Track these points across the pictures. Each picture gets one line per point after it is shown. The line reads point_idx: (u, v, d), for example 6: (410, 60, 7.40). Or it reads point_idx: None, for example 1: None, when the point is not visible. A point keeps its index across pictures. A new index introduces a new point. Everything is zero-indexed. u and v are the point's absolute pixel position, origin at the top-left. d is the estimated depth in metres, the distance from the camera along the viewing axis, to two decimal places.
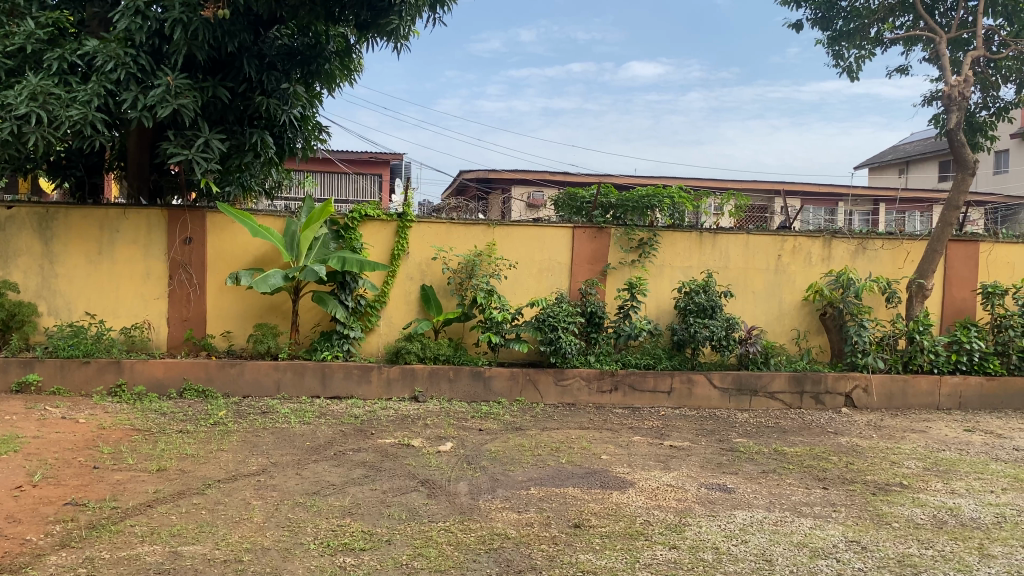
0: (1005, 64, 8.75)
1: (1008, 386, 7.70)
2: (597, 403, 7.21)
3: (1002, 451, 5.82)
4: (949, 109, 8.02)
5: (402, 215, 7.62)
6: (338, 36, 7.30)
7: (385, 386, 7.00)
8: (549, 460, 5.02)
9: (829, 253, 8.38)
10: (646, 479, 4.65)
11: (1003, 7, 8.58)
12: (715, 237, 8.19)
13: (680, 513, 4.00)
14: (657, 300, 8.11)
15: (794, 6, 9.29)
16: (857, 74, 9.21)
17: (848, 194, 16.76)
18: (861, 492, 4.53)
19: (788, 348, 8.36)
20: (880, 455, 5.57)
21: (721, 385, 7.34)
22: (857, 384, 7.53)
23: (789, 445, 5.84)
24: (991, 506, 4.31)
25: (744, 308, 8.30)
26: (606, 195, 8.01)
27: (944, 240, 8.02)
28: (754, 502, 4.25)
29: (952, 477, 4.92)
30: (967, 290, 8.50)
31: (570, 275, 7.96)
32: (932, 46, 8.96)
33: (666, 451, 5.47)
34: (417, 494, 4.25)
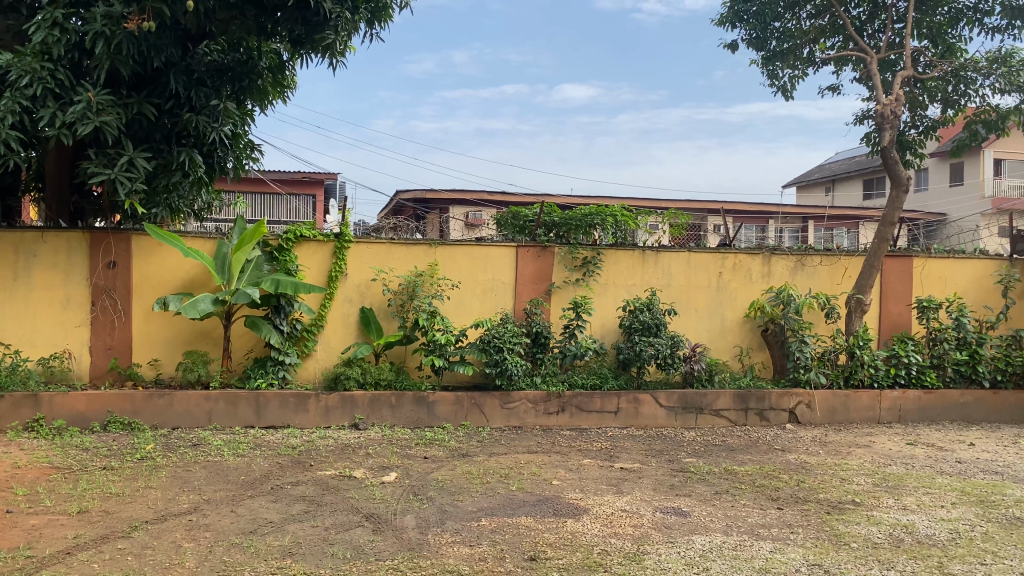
0: (931, 84, 9.00)
1: (944, 398, 7.85)
2: (544, 426, 7.06)
3: (946, 464, 5.88)
4: (882, 127, 8.17)
5: (340, 235, 7.38)
6: (270, 52, 7.03)
7: (324, 414, 6.73)
8: (499, 488, 4.85)
9: (769, 270, 8.46)
10: (599, 505, 4.51)
11: (928, 29, 8.87)
12: (657, 255, 8.18)
13: (637, 540, 3.86)
14: (602, 318, 8.03)
15: (729, 26, 9.38)
16: (791, 93, 9.36)
17: (778, 212, 17.12)
18: (815, 511, 4.47)
19: (731, 364, 8.37)
20: (830, 472, 5.55)
21: (667, 404, 7.28)
22: (800, 400, 7.56)
23: (739, 464, 5.79)
24: (945, 521, 4.30)
25: (687, 326, 8.28)
26: (549, 213, 7.91)
27: (880, 255, 8.18)
28: (711, 526, 4.15)
29: (902, 493, 4.91)
30: (903, 304, 8.67)
31: (515, 295, 7.83)
32: (862, 66, 9.17)
33: (618, 474, 5.35)
34: (362, 530, 4.02)
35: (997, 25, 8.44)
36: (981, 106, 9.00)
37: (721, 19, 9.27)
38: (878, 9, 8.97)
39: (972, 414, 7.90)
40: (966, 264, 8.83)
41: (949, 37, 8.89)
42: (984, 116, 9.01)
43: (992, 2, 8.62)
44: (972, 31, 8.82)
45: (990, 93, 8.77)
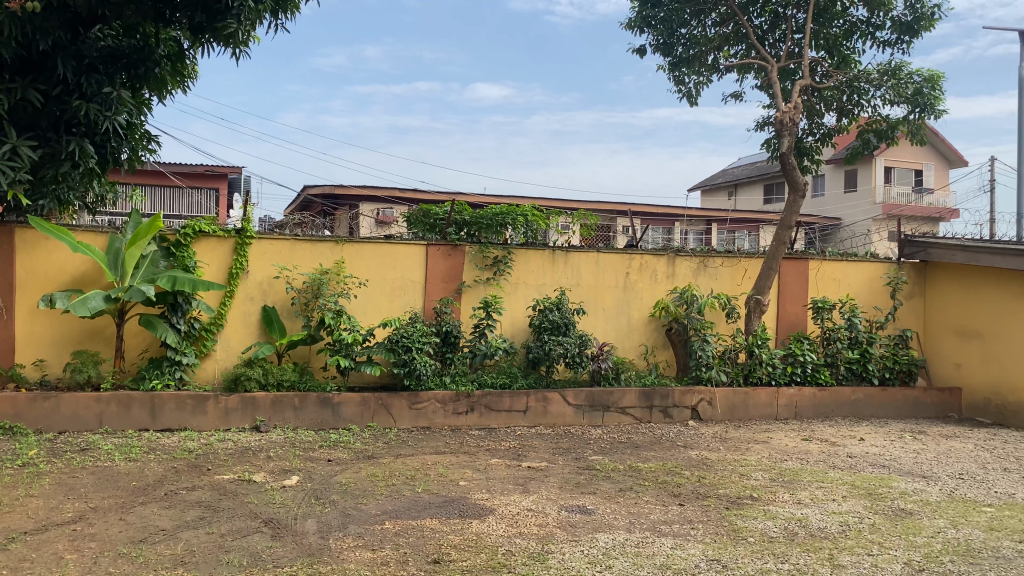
0: (827, 94, 9.37)
1: (837, 395, 8.18)
2: (453, 426, 7.01)
3: (838, 458, 6.13)
4: (781, 133, 8.45)
5: (241, 231, 7.14)
6: (169, 40, 6.74)
7: (223, 416, 6.49)
8: (405, 490, 4.77)
9: (673, 271, 8.64)
10: (505, 505, 4.50)
11: (824, 40, 9.24)
12: (567, 255, 8.24)
13: (542, 540, 3.87)
14: (512, 317, 8.04)
15: (637, 31, 9.52)
16: (696, 98, 9.58)
17: (683, 214, 17.56)
18: (715, 507, 4.58)
19: (637, 363, 8.52)
20: (729, 467, 5.70)
21: (575, 403, 7.34)
22: (702, 397, 7.75)
23: (642, 461, 5.87)
24: (835, 514, 4.47)
25: (595, 325, 8.38)
26: (459, 211, 7.85)
27: (778, 257, 8.49)
28: (614, 524, 4.19)
29: (797, 487, 5.09)
30: (799, 305, 9.01)
31: (424, 294, 7.75)
32: (763, 74, 9.48)
33: (524, 473, 5.35)
34: (260, 536, 3.89)
35: (887, 38, 8.87)
36: (872, 116, 9.43)
37: (629, 23, 9.41)
38: (779, 19, 9.28)
39: (863, 410, 8.26)
40: (857, 266, 9.24)
41: (844, 48, 9.30)
42: (875, 126, 9.45)
43: (883, 17, 9.05)
44: (865, 44, 9.25)
45: (881, 103, 9.19)
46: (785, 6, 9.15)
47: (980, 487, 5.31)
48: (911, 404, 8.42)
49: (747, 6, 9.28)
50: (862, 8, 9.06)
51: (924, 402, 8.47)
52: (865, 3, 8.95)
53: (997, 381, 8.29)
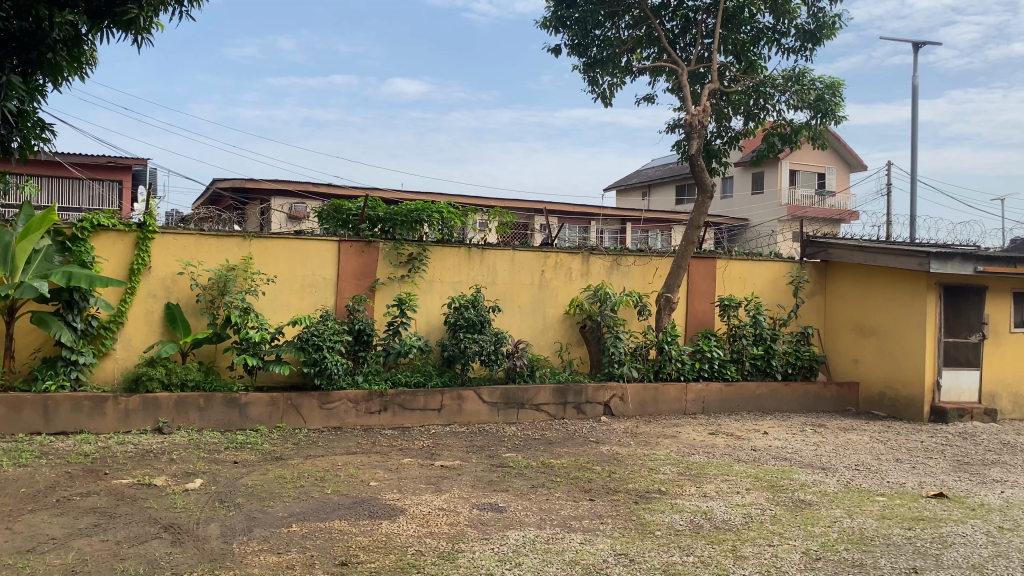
0: (735, 97, 9.63)
1: (743, 390, 8.43)
2: (365, 426, 6.91)
3: (742, 452, 6.32)
4: (691, 136, 8.65)
5: (143, 225, 6.86)
6: (65, 25, 6.23)
7: (123, 418, 6.23)
8: (313, 491, 4.67)
9: (587, 269, 8.75)
10: (416, 505, 4.46)
11: (733, 45, 9.50)
12: (483, 253, 8.24)
13: (453, 539, 3.84)
14: (427, 316, 7.99)
15: (552, 30, 9.59)
16: (610, 100, 9.70)
17: (598, 214, 17.80)
18: (624, 501, 4.65)
19: (552, 360, 8.58)
20: (639, 462, 5.80)
21: (490, 400, 7.33)
22: (614, 393, 7.87)
23: (555, 457, 5.92)
24: (739, 506, 4.61)
25: (510, 323, 8.40)
26: (374, 207, 7.75)
27: (687, 256, 8.71)
28: (525, 521, 4.20)
29: (703, 481, 5.22)
30: (707, 303, 9.25)
31: (335, 292, 7.62)
32: (674, 77, 9.68)
33: (437, 472, 5.32)
34: (159, 543, 3.74)
35: (792, 45, 9.18)
36: (777, 120, 9.74)
37: (545, 23, 9.46)
38: (689, 23, 9.50)
39: (767, 405, 8.53)
40: (763, 266, 9.55)
41: (751, 54, 9.55)
42: (780, 129, 9.75)
43: (788, 25, 9.38)
44: (770, 50, 9.56)
45: (785, 108, 9.54)
46: (696, 11, 9.38)
47: (874, 477, 5.55)
48: (812, 398, 8.75)
49: (660, 10, 9.46)
50: (768, 15, 9.35)
51: (824, 396, 8.81)
52: (771, 10, 9.24)
53: (891, 376, 8.71)
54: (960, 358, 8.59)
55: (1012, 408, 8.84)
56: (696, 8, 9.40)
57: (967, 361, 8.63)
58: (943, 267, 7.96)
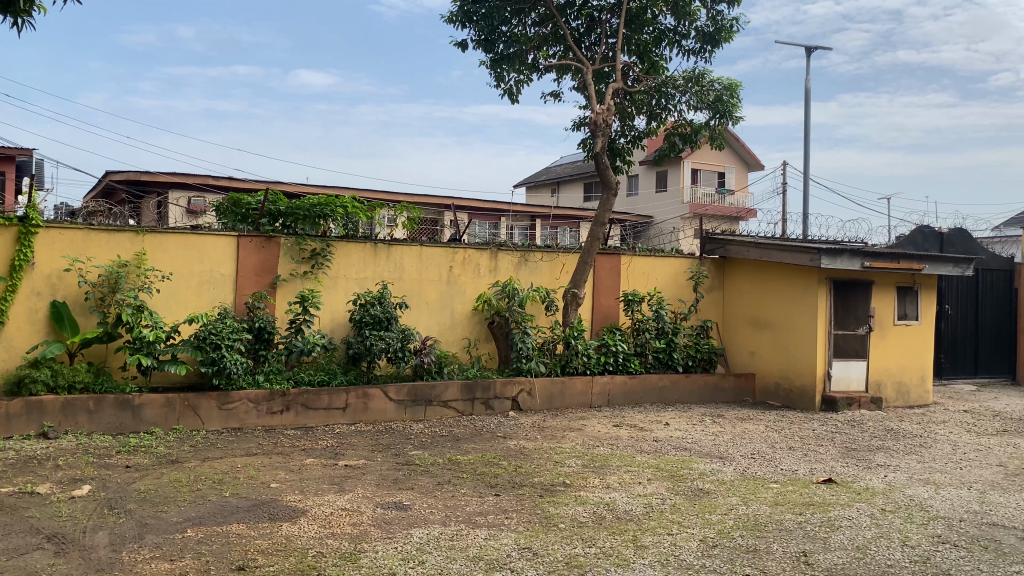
0: (638, 97, 9.82)
1: (646, 382, 8.64)
2: (266, 426, 6.72)
3: (645, 443, 6.46)
4: (596, 134, 8.78)
5: (25, 219, 6.49)
6: None
7: (3, 423, 5.88)
8: (211, 494, 4.53)
9: (495, 265, 8.78)
10: (319, 505, 4.37)
11: (636, 46, 9.68)
12: (390, 248, 8.14)
13: (355, 539, 3.79)
14: (331, 313, 7.84)
15: (458, 25, 9.54)
16: (517, 96, 9.74)
17: (508, 209, 17.86)
18: (529, 495, 4.69)
19: (460, 356, 8.55)
20: (545, 456, 5.86)
21: (396, 398, 7.26)
22: (522, 388, 7.91)
23: (461, 453, 5.91)
24: (641, 497, 4.71)
25: (418, 319, 8.33)
26: (274, 202, 7.60)
27: (593, 252, 8.86)
28: (429, 519, 4.18)
29: (606, 472, 5.32)
30: (612, 298, 9.41)
31: (234, 289, 7.38)
32: (580, 76, 9.80)
33: (340, 472, 5.23)
34: (40, 554, 3.55)
35: (692, 47, 9.43)
36: (679, 120, 9.99)
37: (451, 17, 9.41)
38: (594, 23, 9.64)
39: (669, 396, 8.76)
40: (665, 262, 9.78)
41: (653, 55, 9.77)
42: (681, 129, 10.00)
43: (688, 27, 9.65)
44: (672, 51, 9.80)
45: (686, 108, 9.80)
46: (600, 10, 9.53)
47: (768, 465, 5.77)
48: (712, 389, 9.02)
49: (565, 9, 9.57)
50: (669, 17, 9.59)
51: (723, 388, 9.10)
52: (673, 11, 9.47)
53: (786, 368, 9.05)
54: (849, 349, 9.02)
55: (897, 397, 9.32)
56: (601, 8, 9.55)
57: (855, 352, 9.05)
58: (832, 262, 8.33)
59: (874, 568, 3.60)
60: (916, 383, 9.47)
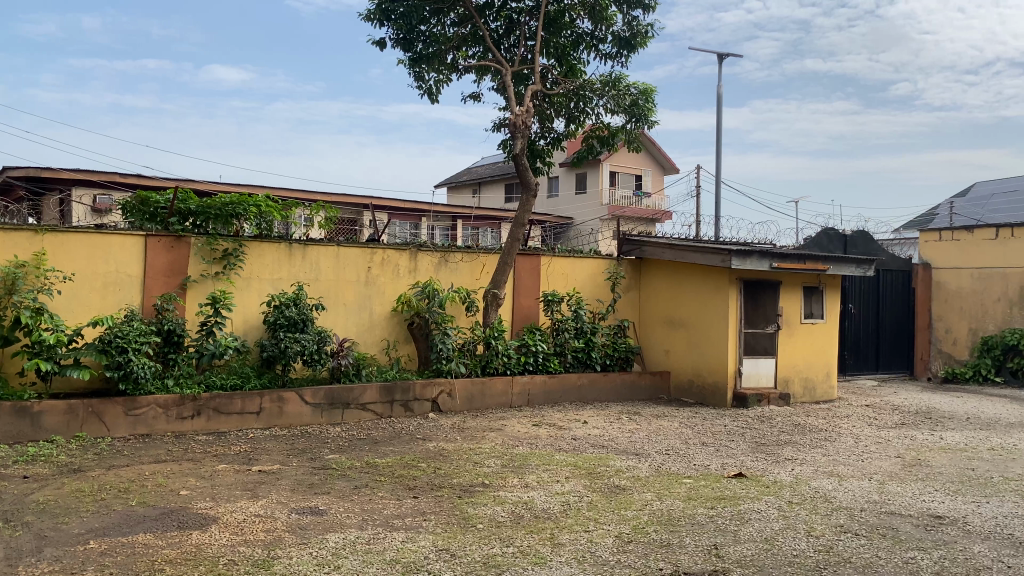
0: (557, 99, 9.91)
1: (565, 381, 8.73)
2: (177, 432, 6.51)
3: (564, 442, 6.53)
4: (515, 135, 8.82)
5: None
6: None
7: None
8: (115, 504, 4.36)
9: (414, 266, 8.73)
10: (231, 513, 4.26)
11: (554, 49, 9.78)
12: (305, 249, 8.00)
13: (268, 546, 3.71)
14: (244, 315, 7.65)
15: (376, 23, 9.43)
16: (436, 96, 9.70)
17: (429, 210, 17.78)
18: (448, 497, 4.68)
19: (379, 358, 8.46)
20: (464, 457, 5.86)
21: (313, 401, 7.13)
22: (441, 389, 7.89)
23: (379, 456, 5.85)
24: (559, 495, 4.76)
25: (335, 321, 8.20)
26: (184, 200, 7.36)
27: (513, 253, 8.90)
28: (346, 523, 4.13)
29: (525, 472, 5.36)
30: (532, 298, 9.47)
31: (142, 290, 7.12)
32: (499, 77, 9.84)
33: (254, 477, 5.11)
34: None
35: (609, 51, 9.59)
36: (596, 124, 10.14)
37: (369, 15, 9.30)
38: (513, 24, 9.70)
39: (587, 395, 8.87)
40: (584, 262, 9.90)
41: (571, 58, 9.90)
42: (599, 132, 10.16)
43: (605, 31, 9.81)
44: (589, 55, 9.95)
45: (603, 112, 9.94)
46: (519, 12, 9.59)
47: (682, 461, 5.91)
48: (628, 387, 9.19)
49: (484, 9, 9.58)
50: (587, 21, 9.73)
51: (639, 386, 9.28)
52: (589, 16, 9.63)
53: (698, 365, 9.30)
54: (758, 347, 9.32)
55: (804, 392, 9.68)
56: (519, 10, 9.63)
57: (764, 350, 9.35)
58: (743, 263, 8.59)
59: (781, 559, 3.73)
60: (821, 378, 9.85)
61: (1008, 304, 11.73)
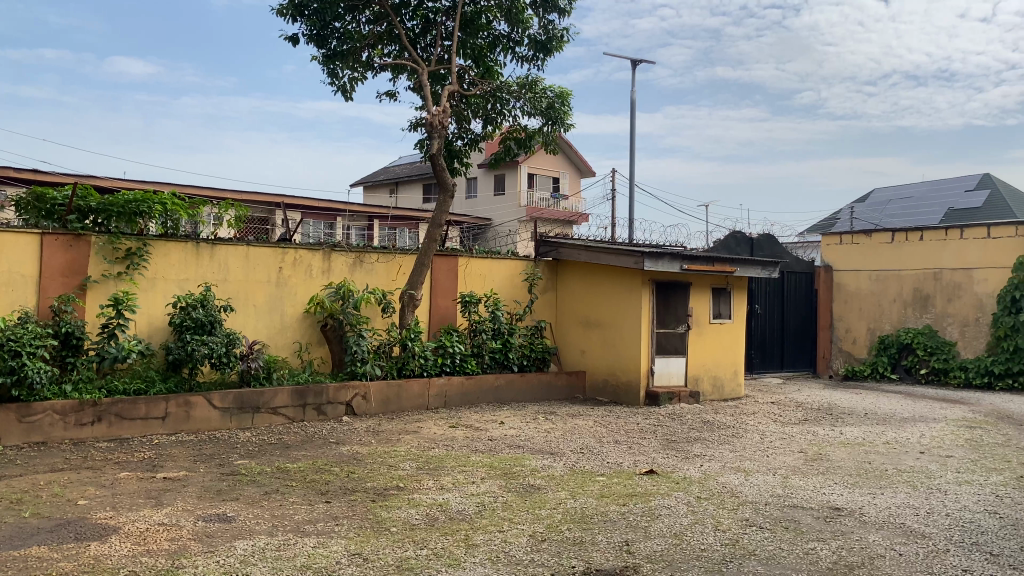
0: (473, 100, 9.92)
1: (481, 383, 8.74)
2: (75, 439, 6.22)
3: (480, 443, 6.54)
4: (432, 135, 8.77)
5: None
6: None
7: None
8: (6, 516, 4.13)
9: (328, 266, 8.59)
10: (132, 522, 4.10)
11: (471, 50, 9.79)
12: (214, 248, 7.78)
13: (173, 555, 3.59)
14: (149, 317, 7.38)
15: (289, 18, 9.23)
16: (350, 94, 9.57)
17: (344, 210, 17.55)
18: (361, 501, 4.62)
19: (291, 361, 8.30)
20: (378, 460, 5.80)
21: (221, 406, 6.93)
22: (356, 392, 7.78)
23: (291, 461, 5.74)
24: (473, 496, 4.76)
25: (245, 322, 8.00)
26: (84, 197, 7.06)
27: (429, 253, 8.85)
28: (255, 529, 4.03)
29: (441, 474, 5.34)
30: (449, 299, 9.44)
31: (37, 290, 6.77)
32: (415, 76, 9.78)
33: (158, 485, 4.93)
34: None
35: (525, 54, 9.65)
36: (514, 125, 10.18)
37: (281, 9, 9.09)
38: (429, 24, 9.66)
39: (504, 396, 8.90)
40: (500, 264, 9.93)
41: (488, 60, 9.93)
42: (516, 134, 10.20)
43: (521, 34, 9.87)
44: (506, 57, 10.00)
45: (519, 114, 9.99)
46: (435, 12, 9.57)
47: (595, 459, 6.01)
48: (545, 387, 9.27)
49: (400, 8, 9.52)
50: (503, 23, 9.78)
51: (554, 386, 9.36)
52: (506, 19, 9.65)
53: (612, 365, 9.45)
54: (670, 347, 9.53)
55: (713, 391, 9.96)
56: (436, 10, 9.59)
57: (675, 349, 9.57)
58: (655, 265, 8.78)
59: (690, 553, 3.83)
60: (730, 377, 10.15)
61: (903, 305, 12.34)
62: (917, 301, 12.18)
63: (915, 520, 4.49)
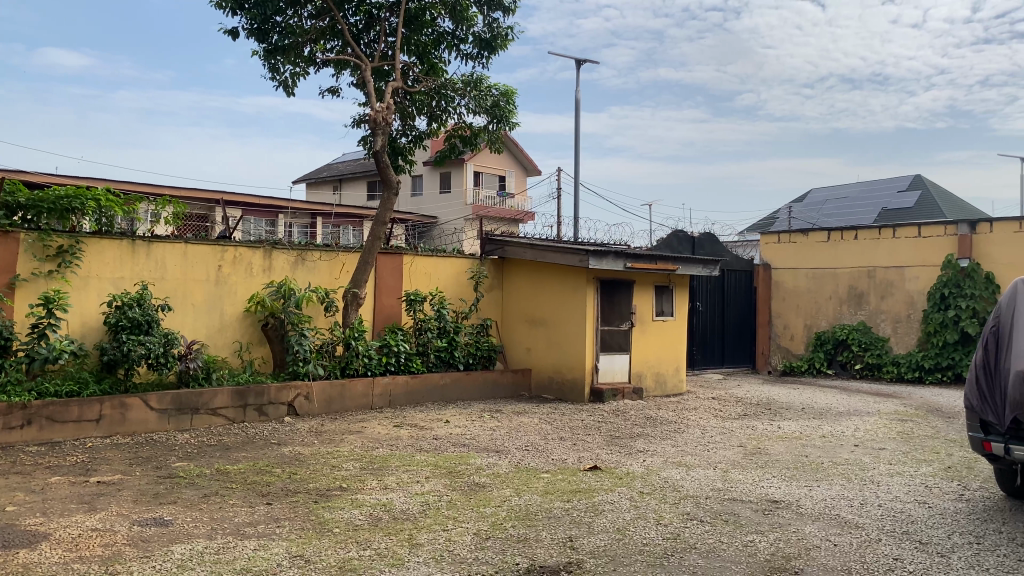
0: (418, 97, 9.87)
1: (426, 381, 8.71)
2: (4, 443, 6.00)
3: (424, 442, 6.51)
4: (376, 132, 8.68)
5: None
6: None
7: None
8: None
9: (269, 264, 8.46)
10: (64, 528, 3.97)
11: (415, 46, 9.73)
12: (150, 245, 7.60)
13: (106, 561, 3.49)
14: (81, 316, 7.17)
15: (228, 11, 9.02)
16: (292, 89, 9.43)
17: (287, 207, 17.28)
18: (304, 502, 4.56)
19: (231, 361, 8.14)
20: (321, 460, 5.73)
21: (159, 407, 6.77)
22: (298, 392, 7.68)
23: (231, 462, 5.63)
24: (417, 495, 4.74)
25: (184, 322, 7.82)
26: (12, 193, 6.76)
27: (374, 251, 8.79)
28: (194, 533, 3.95)
29: (385, 473, 5.30)
30: (393, 298, 9.38)
31: None
32: (358, 72, 9.69)
33: (92, 489, 4.79)
34: None
35: (469, 52, 9.64)
36: (458, 123, 10.15)
37: (220, 2, 8.89)
38: (373, 20, 9.57)
39: (449, 394, 8.88)
40: (445, 262, 9.90)
41: (432, 57, 9.89)
42: (460, 132, 10.18)
43: (466, 32, 9.85)
44: (450, 54, 9.97)
45: (464, 111, 9.97)
46: (379, 8, 9.49)
47: (540, 456, 6.03)
48: (490, 386, 9.27)
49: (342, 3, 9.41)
50: (447, 20, 9.75)
51: (499, 384, 9.37)
52: (450, 16, 9.64)
53: (558, 363, 9.50)
54: (614, 344, 9.62)
55: (656, 387, 10.10)
56: (379, 6, 9.50)
57: (619, 347, 9.67)
58: (598, 263, 8.85)
59: (633, 548, 3.87)
60: (672, 373, 10.30)
61: (838, 302, 12.68)
62: (851, 298, 12.54)
63: (849, 511, 4.62)
